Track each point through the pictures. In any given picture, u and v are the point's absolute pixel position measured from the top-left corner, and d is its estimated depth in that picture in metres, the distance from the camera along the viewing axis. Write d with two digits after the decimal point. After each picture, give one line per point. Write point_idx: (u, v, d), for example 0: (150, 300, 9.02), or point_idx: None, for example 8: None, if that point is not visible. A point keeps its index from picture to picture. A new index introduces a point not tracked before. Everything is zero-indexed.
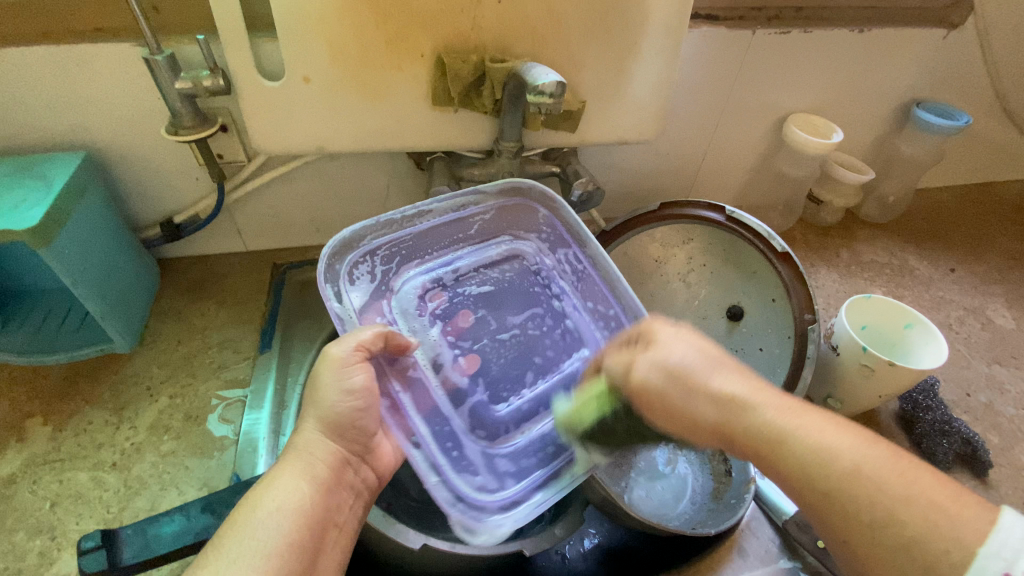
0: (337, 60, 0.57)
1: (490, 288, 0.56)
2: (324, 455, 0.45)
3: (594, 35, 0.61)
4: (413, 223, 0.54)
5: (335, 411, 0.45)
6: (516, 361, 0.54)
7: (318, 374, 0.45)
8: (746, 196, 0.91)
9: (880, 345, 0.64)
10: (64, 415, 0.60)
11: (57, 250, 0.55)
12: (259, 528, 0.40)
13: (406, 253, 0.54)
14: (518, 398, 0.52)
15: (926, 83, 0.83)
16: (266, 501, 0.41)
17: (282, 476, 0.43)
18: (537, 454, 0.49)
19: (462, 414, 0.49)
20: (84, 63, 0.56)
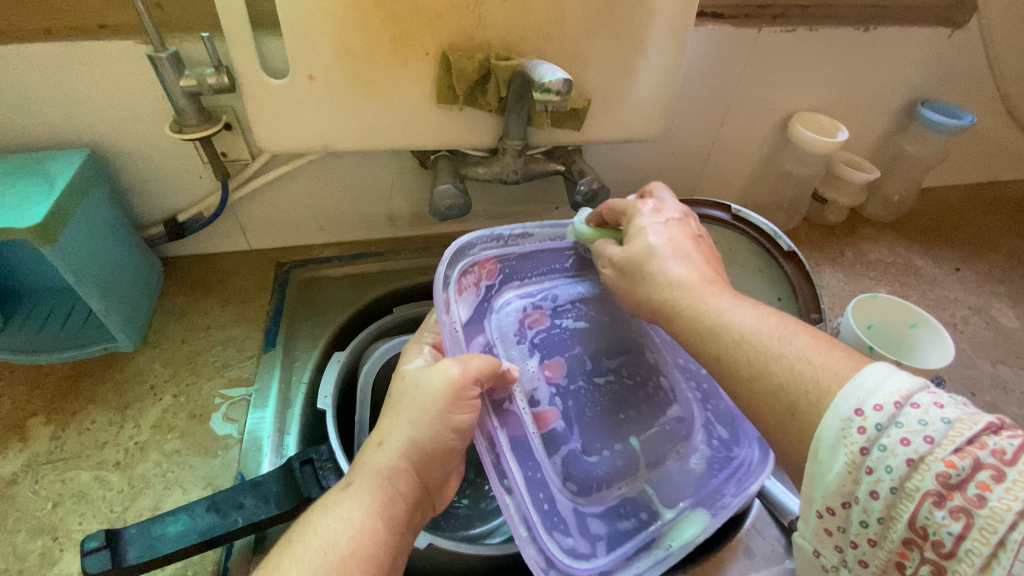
0: (341, 57, 0.57)
1: (583, 326, 0.60)
2: (402, 487, 0.41)
3: (600, 33, 0.60)
4: (518, 243, 0.56)
5: (429, 435, 0.42)
6: (607, 411, 0.56)
7: (424, 385, 0.43)
8: (751, 195, 0.91)
9: (887, 345, 0.64)
10: (67, 414, 0.59)
11: (60, 248, 0.55)
12: (322, 573, 0.35)
13: (508, 274, 0.57)
14: (609, 450, 0.54)
15: (931, 82, 0.83)
16: (330, 538, 0.37)
17: (352, 512, 0.38)
18: (626, 519, 0.50)
19: (555, 464, 0.51)
20: (88, 60, 0.56)
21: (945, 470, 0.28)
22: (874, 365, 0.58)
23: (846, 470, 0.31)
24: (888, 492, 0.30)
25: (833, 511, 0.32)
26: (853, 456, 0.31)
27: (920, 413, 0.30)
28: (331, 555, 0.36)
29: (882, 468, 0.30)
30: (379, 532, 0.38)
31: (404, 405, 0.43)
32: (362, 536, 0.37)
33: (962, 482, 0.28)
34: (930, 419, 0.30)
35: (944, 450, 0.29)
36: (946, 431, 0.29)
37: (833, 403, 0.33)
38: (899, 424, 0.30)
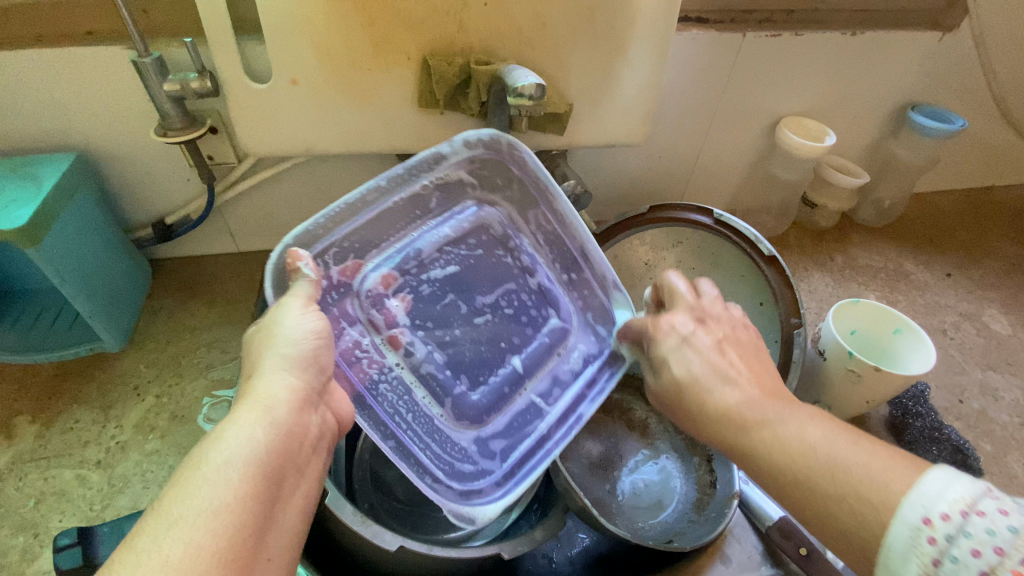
0: (323, 61, 0.58)
1: (457, 268, 0.53)
2: (285, 395, 0.36)
3: (582, 38, 0.61)
4: (363, 211, 0.48)
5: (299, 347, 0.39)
6: (487, 345, 0.52)
7: (270, 320, 0.40)
8: (739, 200, 0.91)
9: (869, 351, 0.63)
10: (51, 413, 0.60)
11: (45, 250, 0.56)
12: (205, 489, 0.29)
13: (360, 246, 0.49)
14: (492, 378, 0.51)
15: (921, 87, 0.83)
16: (213, 453, 0.31)
17: (234, 424, 0.33)
18: (512, 432, 0.50)
19: (443, 407, 0.49)
20: (73, 65, 0.57)
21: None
22: (854, 370, 0.57)
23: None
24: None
25: None
26: (925, 567, 0.28)
27: (987, 522, 0.27)
28: (215, 469, 0.30)
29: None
30: (275, 440, 0.34)
31: (264, 342, 0.39)
32: (252, 447, 0.32)
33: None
34: (999, 529, 0.27)
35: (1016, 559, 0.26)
36: (1016, 539, 0.26)
37: (898, 511, 0.29)
38: (968, 536, 0.27)
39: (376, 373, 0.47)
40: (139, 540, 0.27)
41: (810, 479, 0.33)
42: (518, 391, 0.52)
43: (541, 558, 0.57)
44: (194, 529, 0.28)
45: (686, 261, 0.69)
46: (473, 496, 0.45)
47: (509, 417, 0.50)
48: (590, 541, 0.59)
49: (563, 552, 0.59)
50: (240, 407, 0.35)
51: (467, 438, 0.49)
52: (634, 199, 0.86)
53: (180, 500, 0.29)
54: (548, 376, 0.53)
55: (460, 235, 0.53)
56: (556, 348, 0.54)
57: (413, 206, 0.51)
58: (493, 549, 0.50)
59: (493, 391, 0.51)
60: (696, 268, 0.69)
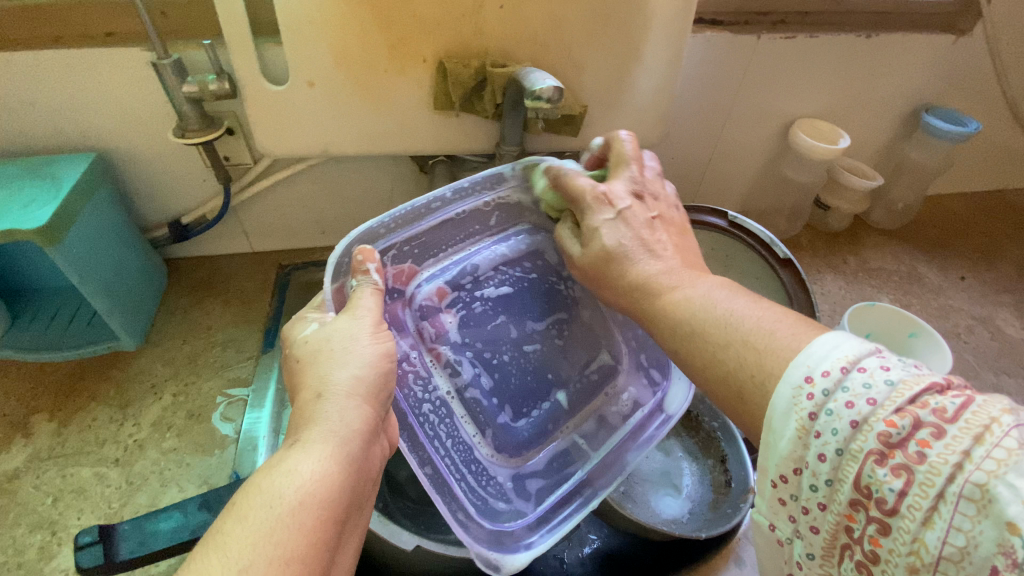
0: (340, 64, 0.58)
1: (509, 290, 0.52)
2: (354, 423, 0.36)
3: (597, 40, 0.61)
4: (427, 218, 0.49)
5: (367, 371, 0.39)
6: (535, 375, 0.51)
7: (340, 323, 0.41)
8: (751, 202, 0.91)
9: None
10: (69, 411, 0.61)
11: (64, 249, 0.56)
12: (280, 532, 0.30)
13: (418, 252, 0.50)
14: (537, 411, 0.50)
15: (935, 89, 0.82)
16: (284, 489, 0.32)
17: (303, 456, 0.34)
18: (550, 475, 0.49)
19: (485, 437, 0.48)
20: (93, 66, 0.58)
21: (886, 430, 0.26)
22: None
23: (797, 436, 0.28)
24: (835, 455, 0.27)
25: (785, 478, 0.29)
26: (802, 421, 0.28)
27: (867, 377, 0.27)
28: (282, 505, 0.31)
29: (828, 432, 0.27)
30: (340, 475, 0.34)
31: (332, 352, 0.39)
32: (320, 483, 0.33)
33: (904, 440, 0.25)
34: (875, 381, 0.27)
35: (887, 405, 0.26)
36: (891, 391, 0.27)
37: (785, 372, 0.30)
38: (845, 390, 0.27)
39: (418, 392, 0.47)
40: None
41: (757, 386, 0.32)
42: (558, 430, 0.51)
43: (553, 559, 0.57)
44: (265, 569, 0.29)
45: None
46: (503, 539, 0.45)
47: (547, 458, 0.50)
48: (601, 542, 0.58)
49: (574, 554, 0.58)
50: (309, 434, 0.35)
51: (504, 473, 0.48)
52: None
53: (251, 536, 0.29)
54: (591, 417, 0.52)
55: (510, 259, 0.53)
56: (602, 388, 0.52)
57: (471, 222, 0.52)
58: None
59: (536, 426, 0.50)
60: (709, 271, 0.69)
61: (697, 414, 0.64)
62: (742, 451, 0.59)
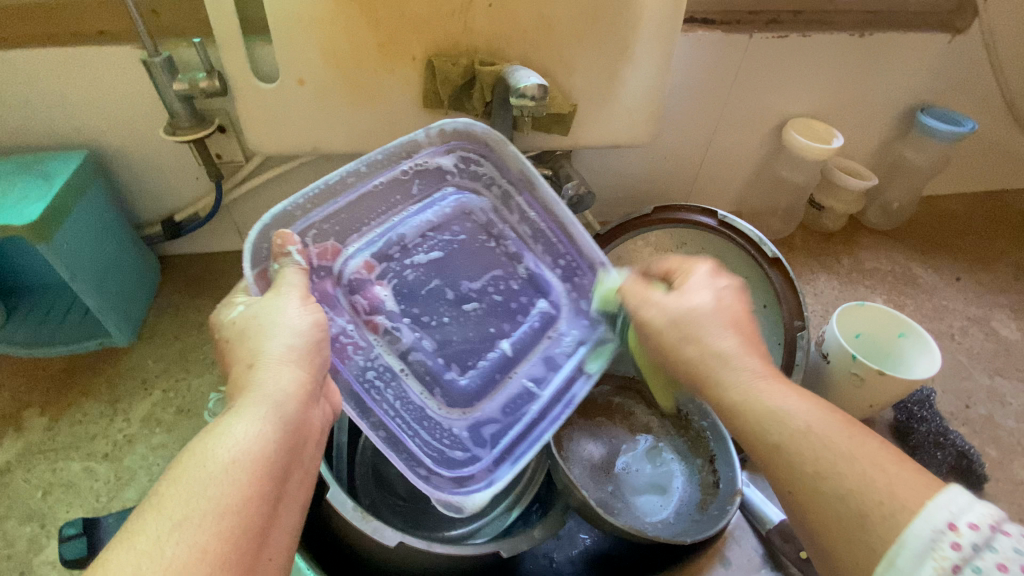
0: (329, 62, 0.58)
1: (440, 254, 0.52)
2: (290, 387, 0.36)
3: (587, 39, 0.61)
4: (343, 193, 0.49)
5: (302, 336, 0.38)
6: (478, 330, 0.51)
7: (267, 301, 0.40)
8: (746, 202, 0.91)
9: (873, 354, 0.63)
10: (60, 406, 0.61)
11: (55, 245, 0.57)
12: (212, 488, 0.29)
13: (340, 230, 0.49)
14: (479, 363, 0.49)
15: (931, 89, 0.82)
16: (217, 449, 0.31)
17: (239, 421, 0.33)
18: (502, 419, 0.47)
19: (433, 393, 0.48)
20: (85, 63, 0.58)
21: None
22: (858, 374, 0.57)
23: None
24: None
25: None
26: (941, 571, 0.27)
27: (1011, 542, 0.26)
28: (216, 466, 0.30)
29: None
30: (278, 436, 0.33)
31: (259, 325, 0.39)
32: (256, 443, 0.32)
33: None
34: (1005, 548, 0.26)
35: None
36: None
37: (918, 516, 0.29)
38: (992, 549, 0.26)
39: (360, 365, 0.46)
40: (141, 533, 0.27)
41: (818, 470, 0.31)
42: (508, 376, 0.49)
43: (542, 558, 0.58)
44: (198, 530, 0.28)
45: None
46: (466, 481, 0.44)
47: (501, 403, 0.48)
48: (591, 541, 0.59)
49: (563, 553, 0.59)
50: (244, 401, 0.34)
51: (461, 423, 0.47)
52: (639, 200, 0.86)
53: (185, 500, 0.29)
54: (537, 358, 0.50)
55: (436, 226, 0.52)
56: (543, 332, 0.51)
57: (392, 192, 0.51)
58: (493, 547, 0.51)
59: (482, 375, 0.49)
60: None
61: (687, 413, 0.63)
62: (731, 451, 0.58)
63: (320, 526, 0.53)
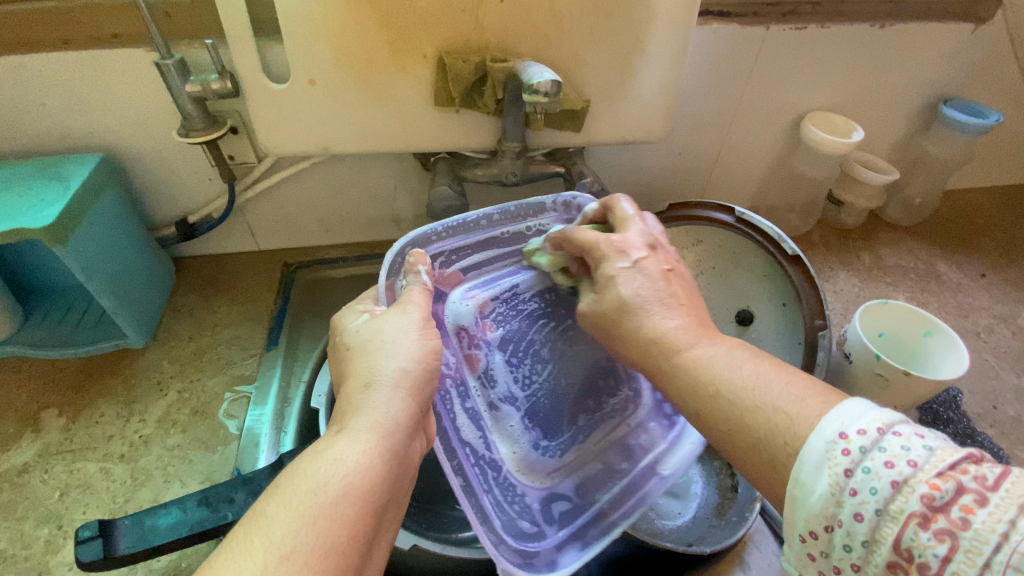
0: (340, 62, 0.58)
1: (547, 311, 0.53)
2: (396, 413, 0.37)
3: (600, 34, 0.60)
4: (477, 229, 0.53)
5: (414, 361, 0.39)
6: (567, 394, 0.51)
7: (386, 323, 0.42)
8: (761, 199, 0.89)
9: (897, 354, 0.61)
10: (78, 407, 0.62)
11: (72, 248, 0.57)
12: (314, 517, 0.30)
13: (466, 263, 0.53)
14: (563, 436, 0.50)
15: (954, 80, 0.80)
16: (326, 476, 0.32)
17: (344, 444, 0.34)
18: (575, 500, 0.47)
19: (514, 455, 0.48)
20: (100, 67, 0.58)
21: (930, 492, 0.26)
22: (881, 374, 0.55)
23: (830, 492, 0.29)
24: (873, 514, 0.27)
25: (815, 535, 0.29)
26: (836, 477, 0.29)
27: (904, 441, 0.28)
28: (325, 494, 0.31)
29: (865, 491, 0.28)
30: (381, 471, 0.34)
31: (376, 345, 0.40)
32: (363, 473, 0.33)
33: (949, 503, 0.26)
34: (914, 445, 0.28)
35: (929, 469, 0.27)
36: (930, 456, 0.27)
37: (818, 424, 0.31)
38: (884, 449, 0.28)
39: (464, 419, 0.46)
40: (255, 551, 0.29)
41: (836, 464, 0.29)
42: (590, 454, 0.50)
43: None
44: (300, 558, 0.29)
45: (706, 261, 0.68)
46: (532, 560, 0.44)
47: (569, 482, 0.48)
48: None
49: None
50: (352, 423, 0.36)
51: (535, 493, 0.47)
52: (653, 197, 0.85)
53: (292, 525, 0.30)
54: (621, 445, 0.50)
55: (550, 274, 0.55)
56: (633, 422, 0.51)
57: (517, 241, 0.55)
58: None
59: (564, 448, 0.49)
60: (716, 268, 0.67)
61: None
62: None
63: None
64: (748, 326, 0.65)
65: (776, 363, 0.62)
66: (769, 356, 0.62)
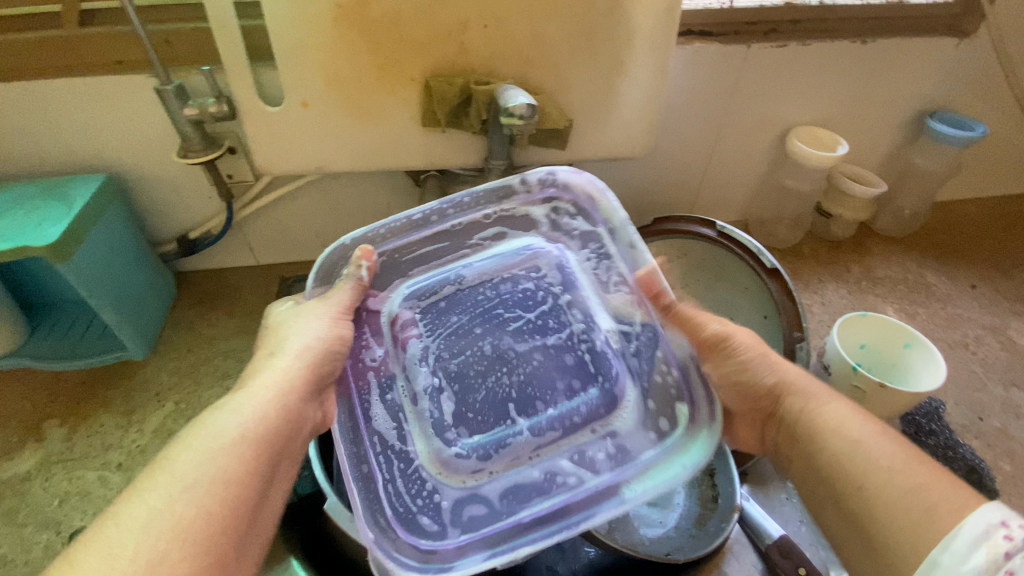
0: (330, 86, 0.61)
1: (495, 304, 0.55)
2: (295, 377, 0.41)
3: (581, 55, 0.62)
4: (428, 225, 0.55)
5: (316, 344, 0.44)
6: (520, 392, 0.50)
7: (290, 320, 0.46)
8: (750, 212, 0.90)
9: (878, 365, 0.62)
10: (79, 417, 0.64)
11: (74, 264, 0.60)
12: (218, 460, 0.33)
13: (408, 262, 0.55)
14: (520, 428, 0.49)
15: (940, 93, 0.80)
16: (223, 427, 0.35)
17: (239, 400, 0.38)
18: (508, 497, 0.45)
19: (433, 449, 0.48)
20: (104, 92, 0.61)
21: None
22: (859, 386, 0.56)
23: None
24: None
25: None
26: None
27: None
28: (223, 438, 0.34)
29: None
30: (275, 422, 0.37)
31: (285, 332, 0.45)
32: (257, 424, 0.36)
33: None
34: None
35: None
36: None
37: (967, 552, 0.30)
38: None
39: (384, 411, 0.49)
40: (151, 493, 0.31)
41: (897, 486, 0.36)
42: (535, 455, 0.47)
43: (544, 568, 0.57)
44: (192, 496, 0.31)
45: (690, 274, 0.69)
46: (429, 558, 0.41)
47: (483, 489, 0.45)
48: (595, 553, 0.58)
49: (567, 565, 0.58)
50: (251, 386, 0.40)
51: (449, 493, 0.46)
52: (643, 211, 0.86)
53: (186, 466, 0.32)
54: (572, 449, 0.47)
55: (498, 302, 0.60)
56: (591, 423, 0.49)
57: (471, 233, 0.56)
58: None
59: (495, 444, 0.48)
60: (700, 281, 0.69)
61: None
62: (731, 466, 0.57)
63: (316, 541, 0.53)
64: None
65: None
66: None
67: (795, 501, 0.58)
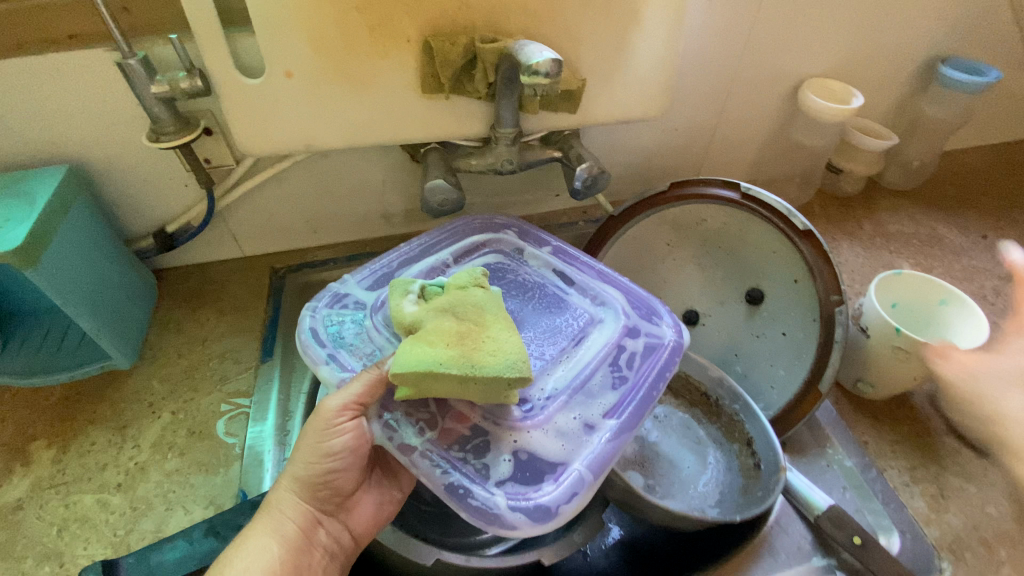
0: (319, 53, 0.55)
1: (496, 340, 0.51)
2: (294, 514, 0.46)
3: (593, 8, 0.57)
4: (402, 248, 0.59)
5: (313, 471, 0.46)
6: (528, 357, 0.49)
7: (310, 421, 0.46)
8: (760, 171, 0.87)
9: (909, 321, 0.61)
10: (67, 436, 0.58)
11: (45, 271, 0.53)
12: None
13: (417, 254, 0.58)
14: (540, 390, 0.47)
15: (951, 38, 0.78)
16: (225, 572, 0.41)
17: (252, 538, 0.44)
18: (538, 357, 0.50)
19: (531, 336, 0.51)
20: (58, 71, 0.54)
21: None
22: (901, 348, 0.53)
23: None
24: None
25: None
26: None
27: None
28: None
29: None
30: (281, 560, 0.43)
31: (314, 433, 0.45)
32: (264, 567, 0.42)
33: None
34: None
35: None
36: None
37: None
38: None
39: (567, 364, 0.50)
40: None
41: None
42: (561, 412, 0.46)
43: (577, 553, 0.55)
44: None
45: (712, 240, 0.68)
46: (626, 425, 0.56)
47: (565, 439, 0.45)
48: (623, 531, 0.57)
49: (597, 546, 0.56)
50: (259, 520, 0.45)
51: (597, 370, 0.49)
52: (651, 178, 0.82)
53: None
54: (567, 436, 0.45)
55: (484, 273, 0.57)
56: (543, 462, 0.44)
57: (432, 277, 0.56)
58: (532, 555, 0.49)
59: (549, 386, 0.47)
60: (723, 247, 0.67)
61: (717, 400, 0.60)
62: (770, 432, 0.55)
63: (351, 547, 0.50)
64: (758, 305, 0.64)
65: (789, 341, 0.60)
66: (782, 335, 0.61)
67: (837, 467, 0.56)
